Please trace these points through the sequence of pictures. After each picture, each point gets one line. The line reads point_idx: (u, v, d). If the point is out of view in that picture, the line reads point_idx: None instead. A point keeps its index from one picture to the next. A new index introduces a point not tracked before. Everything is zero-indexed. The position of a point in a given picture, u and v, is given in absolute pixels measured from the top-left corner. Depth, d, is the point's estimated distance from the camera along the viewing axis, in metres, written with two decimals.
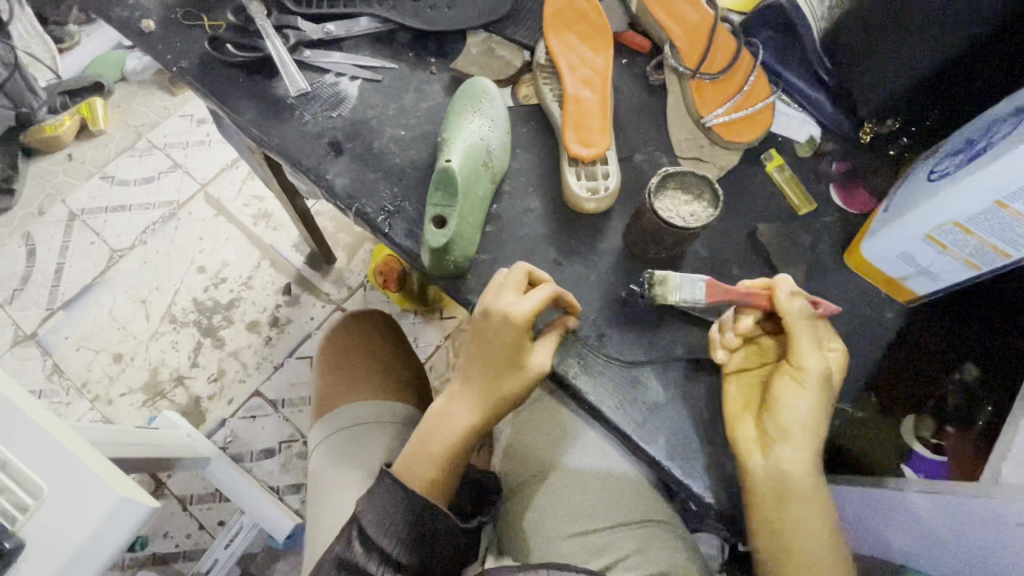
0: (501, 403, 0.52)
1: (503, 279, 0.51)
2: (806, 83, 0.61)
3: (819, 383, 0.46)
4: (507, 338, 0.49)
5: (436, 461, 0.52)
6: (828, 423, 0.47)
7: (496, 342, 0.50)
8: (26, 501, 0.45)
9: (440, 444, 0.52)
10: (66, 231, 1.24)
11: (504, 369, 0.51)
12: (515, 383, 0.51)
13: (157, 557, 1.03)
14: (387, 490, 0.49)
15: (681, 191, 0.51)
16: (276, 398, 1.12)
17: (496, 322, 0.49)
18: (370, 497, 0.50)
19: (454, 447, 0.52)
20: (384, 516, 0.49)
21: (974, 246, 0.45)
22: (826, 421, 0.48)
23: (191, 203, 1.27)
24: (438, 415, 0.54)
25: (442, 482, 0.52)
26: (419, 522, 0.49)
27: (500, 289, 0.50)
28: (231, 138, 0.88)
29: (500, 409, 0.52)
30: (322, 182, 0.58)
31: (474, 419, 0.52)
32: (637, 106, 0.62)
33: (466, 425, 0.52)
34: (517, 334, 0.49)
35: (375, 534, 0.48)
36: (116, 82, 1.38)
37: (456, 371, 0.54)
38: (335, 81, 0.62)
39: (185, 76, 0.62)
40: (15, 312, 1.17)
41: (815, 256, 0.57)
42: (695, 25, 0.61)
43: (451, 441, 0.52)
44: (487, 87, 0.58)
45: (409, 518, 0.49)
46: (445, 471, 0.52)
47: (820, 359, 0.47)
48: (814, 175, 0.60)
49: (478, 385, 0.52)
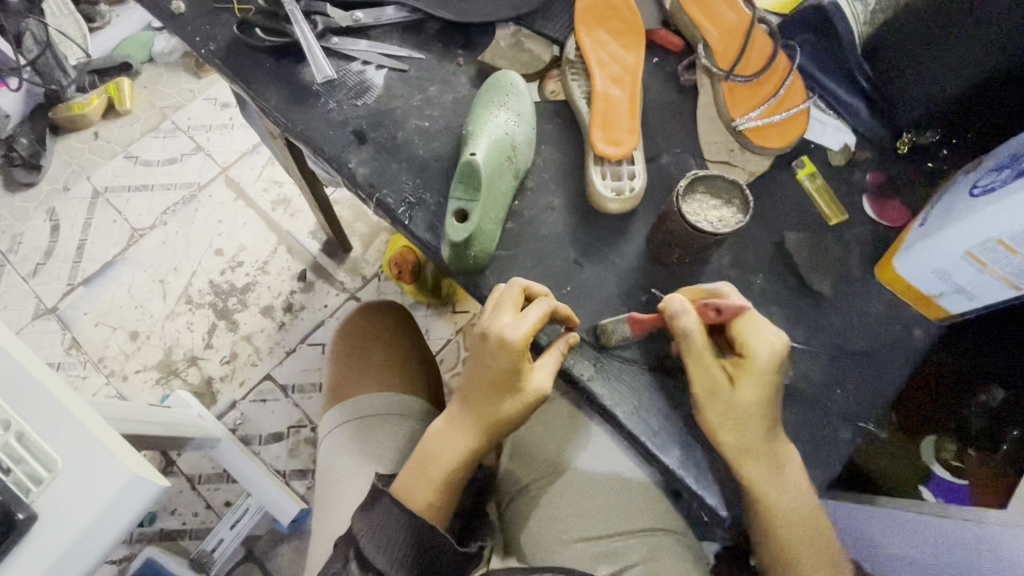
0: (500, 423, 0.51)
1: (499, 297, 0.50)
2: (844, 89, 0.59)
3: (707, 401, 0.47)
4: (504, 360, 0.48)
5: (435, 482, 0.52)
6: (763, 434, 0.47)
7: (494, 364, 0.49)
8: (40, 473, 0.46)
9: (439, 466, 0.52)
10: (89, 208, 1.26)
11: (502, 389, 0.50)
12: (515, 403, 0.50)
13: (164, 533, 1.04)
14: (386, 510, 0.49)
15: (710, 196, 0.51)
16: (287, 382, 1.13)
17: (493, 343, 0.48)
18: (365, 512, 0.50)
19: (454, 468, 0.52)
20: (381, 529, 0.49)
21: (1019, 266, 0.43)
22: (764, 430, 0.47)
23: (211, 186, 1.28)
24: (437, 436, 0.53)
25: (441, 504, 0.52)
26: (421, 540, 0.49)
27: (495, 311, 0.49)
28: (254, 122, 0.88)
29: (499, 428, 0.52)
30: (344, 170, 0.58)
31: (474, 440, 0.52)
32: (666, 106, 0.60)
33: (465, 446, 0.52)
34: (515, 357, 0.47)
35: (369, 552, 0.48)
36: (144, 63, 1.39)
37: (455, 393, 0.54)
38: (361, 70, 0.62)
39: (213, 59, 0.62)
40: (38, 285, 1.19)
41: (844, 268, 0.55)
42: (731, 25, 0.59)
43: (450, 463, 0.52)
44: (514, 80, 0.57)
45: (411, 535, 0.49)
46: (446, 492, 0.52)
47: (700, 374, 0.47)
48: (847, 184, 0.58)
49: (477, 406, 0.52)
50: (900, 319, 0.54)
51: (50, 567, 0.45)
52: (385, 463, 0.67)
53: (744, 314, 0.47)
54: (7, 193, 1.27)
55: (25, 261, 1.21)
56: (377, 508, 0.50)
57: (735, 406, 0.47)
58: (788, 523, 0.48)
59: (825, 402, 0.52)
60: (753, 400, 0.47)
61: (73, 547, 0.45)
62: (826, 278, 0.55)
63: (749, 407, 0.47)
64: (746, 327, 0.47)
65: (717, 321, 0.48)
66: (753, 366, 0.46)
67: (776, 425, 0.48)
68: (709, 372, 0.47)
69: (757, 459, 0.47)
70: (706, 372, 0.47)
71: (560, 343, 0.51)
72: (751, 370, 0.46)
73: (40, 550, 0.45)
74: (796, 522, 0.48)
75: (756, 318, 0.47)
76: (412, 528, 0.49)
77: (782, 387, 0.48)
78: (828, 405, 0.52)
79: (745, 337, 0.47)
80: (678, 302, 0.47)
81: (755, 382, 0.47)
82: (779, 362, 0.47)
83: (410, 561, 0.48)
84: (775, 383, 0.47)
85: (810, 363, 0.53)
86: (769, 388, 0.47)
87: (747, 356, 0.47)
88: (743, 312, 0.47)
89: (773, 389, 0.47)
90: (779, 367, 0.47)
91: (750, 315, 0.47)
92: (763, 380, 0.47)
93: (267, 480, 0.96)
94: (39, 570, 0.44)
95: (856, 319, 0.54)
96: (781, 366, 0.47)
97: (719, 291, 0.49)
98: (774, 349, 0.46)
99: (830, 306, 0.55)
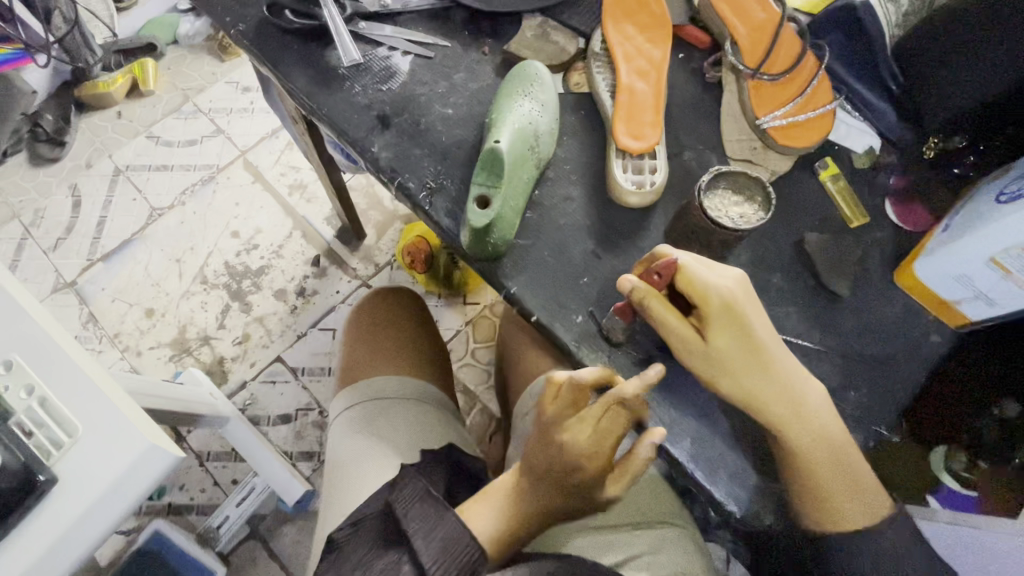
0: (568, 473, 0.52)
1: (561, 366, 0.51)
2: (871, 91, 0.59)
3: (697, 363, 0.48)
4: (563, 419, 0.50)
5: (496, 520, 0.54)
6: (770, 397, 0.47)
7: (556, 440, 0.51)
8: (61, 438, 0.47)
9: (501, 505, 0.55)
10: (110, 185, 1.28)
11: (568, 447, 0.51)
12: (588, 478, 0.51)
13: (172, 508, 1.06)
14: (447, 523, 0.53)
15: (733, 192, 0.51)
16: (297, 365, 1.15)
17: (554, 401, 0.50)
18: (419, 509, 0.54)
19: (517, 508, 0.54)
20: (439, 540, 0.52)
21: None
22: (769, 386, 0.47)
23: (230, 168, 1.29)
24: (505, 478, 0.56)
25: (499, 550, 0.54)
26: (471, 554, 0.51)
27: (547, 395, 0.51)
28: (276, 105, 0.89)
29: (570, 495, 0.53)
30: (367, 154, 0.59)
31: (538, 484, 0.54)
32: (691, 102, 0.60)
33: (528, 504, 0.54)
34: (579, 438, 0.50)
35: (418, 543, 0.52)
36: (168, 44, 1.41)
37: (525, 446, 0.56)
38: (387, 55, 0.62)
39: (241, 39, 0.63)
40: (58, 260, 1.21)
41: (863, 271, 0.55)
42: (760, 22, 0.59)
43: (507, 513, 0.54)
44: (539, 69, 0.57)
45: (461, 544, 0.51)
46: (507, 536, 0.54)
47: (675, 338, 0.48)
48: (870, 187, 0.58)
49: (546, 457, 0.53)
50: (918, 324, 0.54)
51: (67, 530, 0.46)
52: (393, 442, 0.67)
53: (687, 267, 0.47)
54: (30, 168, 1.29)
55: (46, 235, 1.23)
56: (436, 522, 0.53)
57: (714, 360, 0.47)
58: (828, 477, 0.47)
59: (839, 405, 0.52)
60: (728, 344, 0.47)
61: (90, 511, 0.46)
62: (844, 280, 0.54)
63: (727, 351, 0.47)
64: (690, 275, 0.47)
65: (666, 282, 0.48)
66: (710, 312, 0.47)
67: (765, 360, 0.47)
68: (677, 330, 0.48)
69: (781, 416, 0.47)
70: (673, 333, 0.48)
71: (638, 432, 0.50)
72: (709, 315, 0.47)
73: (60, 512, 0.46)
74: (822, 496, 0.48)
75: (698, 267, 0.47)
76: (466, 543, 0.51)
77: (752, 319, 0.47)
78: (840, 408, 0.52)
79: (692, 287, 0.47)
80: (622, 282, 0.48)
81: (719, 327, 0.47)
82: (734, 297, 0.47)
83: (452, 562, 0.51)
84: (738, 320, 0.47)
85: (826, 365, 0.53)
86: (735, 326, 0.47)
87: (702, 304, 0.47)
88: (678, 265, 0.47)
89: (742, 327, 0.47)
90: (735, 304, 0.47)
91: (687, 264, 0.47)
92: (726, 321, 0.47)
93: (274, 460, 0.97)
94: (58, 532, 0.46)
95: (873, 323, 0.54)
96: (739, 301, 0.47)
97: (657, 254, 0.49)
98: (724, 288, 0.47)
99: (847, 308, 0.54)
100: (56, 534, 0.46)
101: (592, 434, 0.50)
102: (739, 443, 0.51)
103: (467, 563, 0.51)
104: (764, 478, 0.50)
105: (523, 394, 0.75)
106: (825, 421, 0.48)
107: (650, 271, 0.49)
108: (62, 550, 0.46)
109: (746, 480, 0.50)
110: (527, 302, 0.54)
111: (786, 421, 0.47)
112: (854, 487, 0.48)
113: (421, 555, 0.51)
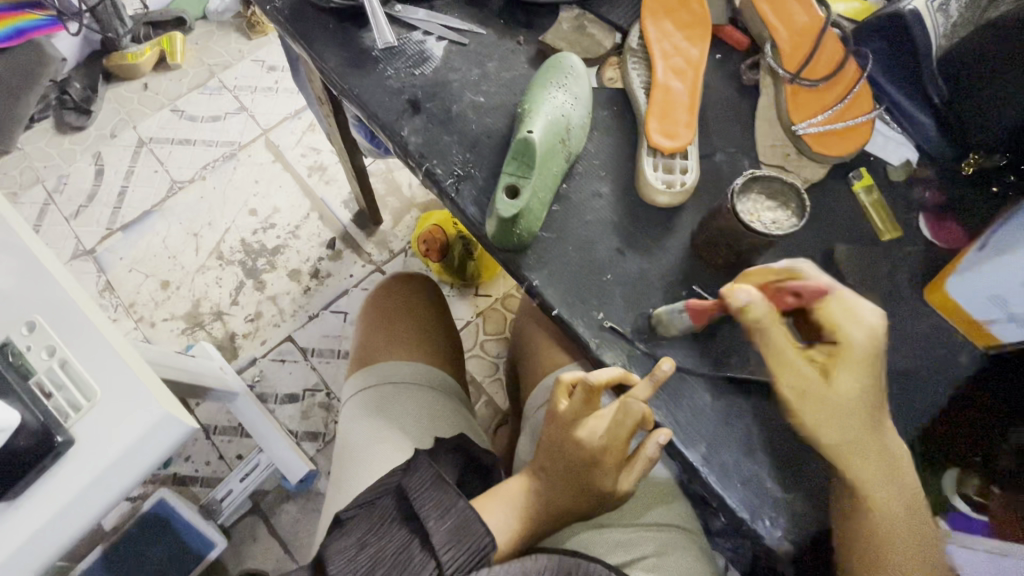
0: (579, 467, 0.54)
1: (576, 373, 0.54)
2: (913, 104, 0.58)
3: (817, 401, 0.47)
4: (570, 415, 0.53)
5: (514, 513, 0.56)
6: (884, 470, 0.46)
7: (569, 436, 0.53)
8: (80, 401, 0.47)
9: (518, 497, 0.57)
10: (133, 156, 1.29)
11: (580, 445, 0.52)
12: (602, 478, 0.53)
13: (177, 478, 1.08)
14: (461, 512, 0.53)
15: (766, 197, 0.51)
16: (307, 346, 1.15)
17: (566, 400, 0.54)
18: (431, 489, 0.55)
19: (534, 500, 0.57)
20: (454, 527, 0.52)
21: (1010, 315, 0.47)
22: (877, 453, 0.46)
23: (251, 146, 1.30)
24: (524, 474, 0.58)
25: (517, 544, 0.56)
26: (479, 543, 0.51)
27: (559, 394, 0.54)
28: (303, 86, 0.89)
29: (584, 494, 0.55)
30: (396, 138, 0.59)
31: (551, 478, 0.56)
32: (727, 104, 0.59)
33: (546, 499, 0.56)
34: (590, 436, 0.52)
35: (430, 524, 0.52)
36: (197, 20, 1.42)
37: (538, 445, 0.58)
38: (422, 40, 0.62)
39: (277, 15, 0.63)
40: (78, 227, 1.22)
41: (892, 285, 0.54)
42: (802, 26, 0.58)
43: (526, 507, 0.56)
44: (575, 63, 0.57)
45: (470, 531, 0.52)
46: (519, 532, 0.56)
47: (802, 377, 0.47)
48: (905, 202, 0.57)
49: (557, 453, 0.55)
50: (944, 342, 0.53)
51: (78, 492, 0.46)
52: (406, 426, 0.68)
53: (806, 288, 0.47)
54: (56, 134, 1.30)
55: (69, 203, 1.25)
56: (452, 512, 0.53)
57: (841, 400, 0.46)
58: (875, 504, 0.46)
59: None
60: (854, 385, 0.45)
61: (102, 476, 0.46)
62: (871, 293, 0.54)
63: (855, 392, 0.45)
64: (828, 307, 0.46)
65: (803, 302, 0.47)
66: (845, 352, 0.45)
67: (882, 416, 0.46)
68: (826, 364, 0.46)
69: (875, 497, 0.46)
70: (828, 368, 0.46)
71: (651, 430, 0.51)
72: (845, 355, 0.45)
73: (74, 473, 0.46)
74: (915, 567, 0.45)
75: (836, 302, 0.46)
76: (477, 525, 0.52)
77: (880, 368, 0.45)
78: None
79: (831, 318, 0.46)
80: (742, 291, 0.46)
81: (851, 372, 0.45)
82: (877, 343, 0.45)
83: (458, 548, 0.51)
84: (869, 360, 0.45)
85: None
86: (864, 369, 0.45)
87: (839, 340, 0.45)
88: (823, 295, 0.46)
89: (864, 366, 0.45)
90: (874, 351, 0.45)
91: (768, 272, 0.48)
92: (860, 368, 0.45)
93: (280, 438, 0.97)
94: (70, 494, 0.46)
95: (898, 339, 0.53)
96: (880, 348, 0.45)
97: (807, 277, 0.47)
98: (869, 330, 0.45)
99: None
100: (68, 495, 0.46)
101: (603, 432, 0.52)
102: (754, 451, 0.50)
103: (478, 549, 0.51)
104: (778, 487, 0.50)
105: (537, 387, 0.75)
106: (902, 464, 0.47)
107: (782, 291, 0.48)
108: (73, 512, 0.46)
109: (760, 488, 0.50)
110: (549, 295, 0.53)
111: (873, 475, 0.46)
112: (932, 550, 0.45)
113: (433, 537, 0.51)
